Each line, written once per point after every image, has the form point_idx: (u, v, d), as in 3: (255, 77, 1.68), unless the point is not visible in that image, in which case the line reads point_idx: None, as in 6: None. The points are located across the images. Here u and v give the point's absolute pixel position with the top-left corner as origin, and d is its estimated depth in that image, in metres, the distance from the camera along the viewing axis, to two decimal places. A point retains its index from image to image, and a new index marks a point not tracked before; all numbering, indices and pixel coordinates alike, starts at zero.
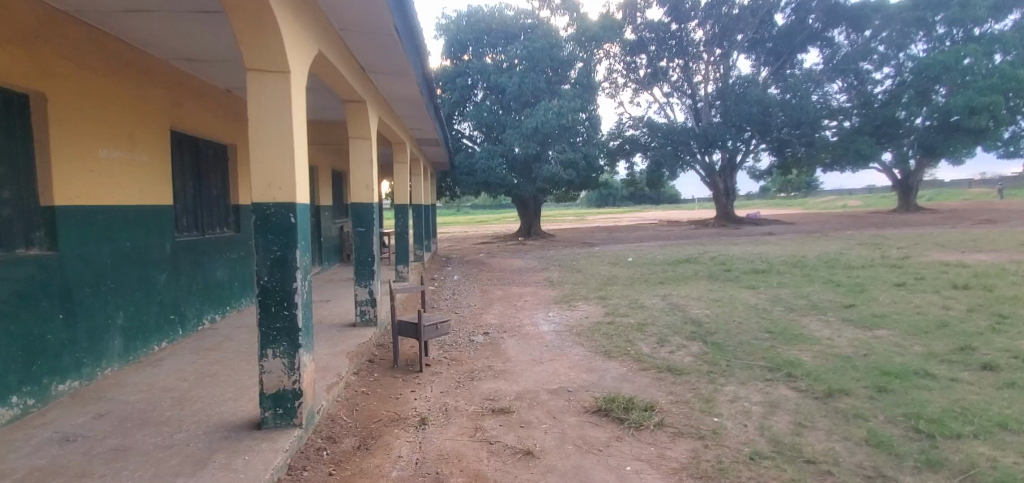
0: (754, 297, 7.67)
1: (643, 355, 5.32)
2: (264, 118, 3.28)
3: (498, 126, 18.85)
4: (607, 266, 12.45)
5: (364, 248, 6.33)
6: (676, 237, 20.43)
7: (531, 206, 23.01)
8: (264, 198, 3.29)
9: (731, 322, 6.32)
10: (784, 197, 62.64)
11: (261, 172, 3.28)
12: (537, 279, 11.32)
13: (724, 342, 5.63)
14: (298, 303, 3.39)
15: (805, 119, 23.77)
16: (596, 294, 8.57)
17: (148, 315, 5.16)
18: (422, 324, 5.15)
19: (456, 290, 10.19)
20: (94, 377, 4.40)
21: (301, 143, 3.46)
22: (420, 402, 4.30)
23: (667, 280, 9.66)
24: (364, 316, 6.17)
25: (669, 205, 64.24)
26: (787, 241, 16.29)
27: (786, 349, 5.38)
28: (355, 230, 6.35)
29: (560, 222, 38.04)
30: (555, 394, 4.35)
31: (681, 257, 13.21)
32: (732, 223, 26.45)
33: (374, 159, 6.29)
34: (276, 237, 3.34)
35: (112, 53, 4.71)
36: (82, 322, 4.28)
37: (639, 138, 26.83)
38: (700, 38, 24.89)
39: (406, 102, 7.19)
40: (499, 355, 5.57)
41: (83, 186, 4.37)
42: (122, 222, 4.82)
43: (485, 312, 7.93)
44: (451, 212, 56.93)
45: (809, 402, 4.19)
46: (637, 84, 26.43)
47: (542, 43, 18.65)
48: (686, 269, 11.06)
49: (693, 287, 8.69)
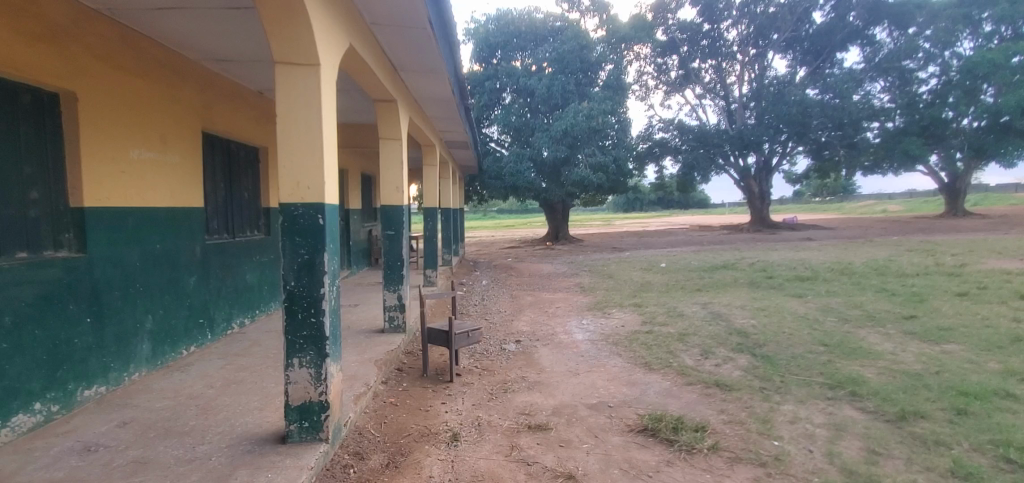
0: (802, 306, 7.21)
1: (687, 368, 4.98)
2: (293, 114, 3.09)
3: (526, 129, 18.62)
4: (640, 272, 12.05)
5: (393, 251, 6.15)
6: (709, 243, 19.79)
7: (559, 211, 22.65)
8: (291, 198, 3.09)
9: (781, 333, 5.90)
10: (820, 202, 60.61)
11: (289, 171, 3.09)
12: (568, 285, 11.01)
13: (775, 356, 5.24)
14: (326, 310, 3.18)
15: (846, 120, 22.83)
16: (630, 301, 8.23)
17: (178, 318, 5.08)
18: (454, 332, 4.93)
19: (486, 296, 9.97)
20: (122, 382, 4.33)
21: (330, 141, 3.26)
22: (451, 415, 4.06)
23: (705, 287, 9.23)
24: (392, 322, 5.97)
25: (698, 210, 62.90)
26: (828, 247, 15.57)
27: (845, 365, 4.96)
28: (384, 233, 6.20)
29: (587, 227, 37.62)
30: (595, 410, 4.05)
31: (716, 263, 12.73)
32: (768, 227, 25.53)
33: (404, 160, 6.11)
34: (304, 239, 3.13)
35: (145, 53, 4.66)
36: (110, 327, 4.21)
37: (669, 142, 26.36)
38: (734, 39, 24.32)
39: (437, 102, 6.99)
40: (533, 365, 5.30)
41: (114, 188, 4.30)
42: (152, 225, 4.74)
43: (516, 320, 7.67)
44: (478, 216, 56.97)
45: (879, 426, 3.79)
46: (668, 86, 25.94)
47: (572, 45, 18.35)
48: (724, 275, 10.60)
49: (735, 295, 8.25)
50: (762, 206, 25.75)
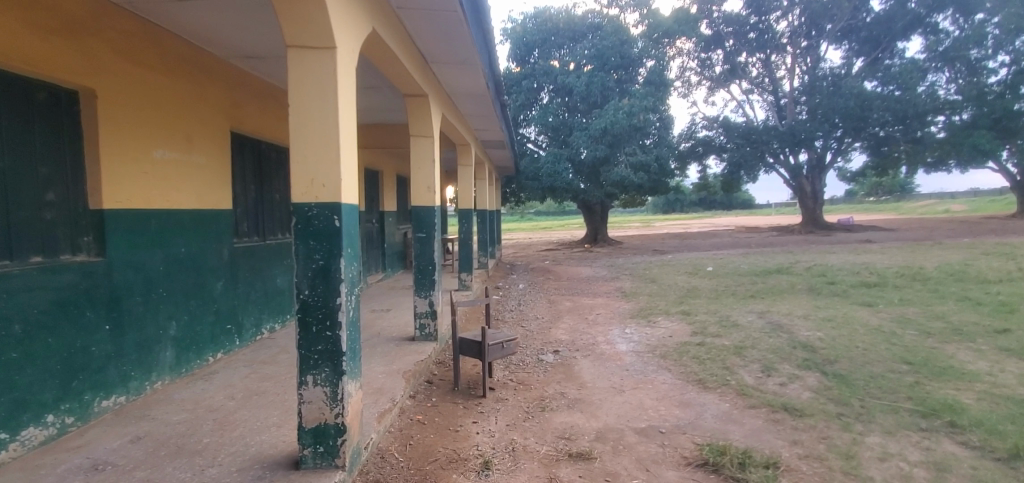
0: (874, 317, 6.48)
1: (747, 388, 4.45)
2: (308, 105, 2.77)
3: (565, 128, 18.14)
4: (685, 276, 11.39)
5: (424, 255, 5.81)
6: (758, 245, 18.76)
7: (597, 212, 22.02)
8: (304, 198, 2.76)
9: (854, 348, 5.25)
10: (874, 201, 57.36)
11: (303, 167, 2.76)
12: (608, 290, 10.48)
13: (850, 375, 4.63)
14: (343, 322, 2.84)
15: (912, 113, 21.34)
16: (677, 308, 7.66)
17: (203, 325, 4.90)
18: (487, 343, 4.53)
19: (522, 301, 9.58)
20: (143, 391, 4.16)
21: (348, 135, 2.93)
22: (483, 437, 3.67)
23: (759, 294, 8.53)
24: (423, 330, 5.65)
25: (743, 210, 60.66)
26: (893, 250, 14.41)
27: (936, 388, 4.30)
28: (415, 235, 5.87)
29: (626, 228, 36.95)
30: (645, 436, 3.59)
31: (769, 267, 11.92)
32: (821, 229, 24.07)
33: (437, 158, 5.79)
34: (318, 243, 2.78)
35: (168, 49, 4.49)
36: (129, 334, 4.04)
37: (713, 140, 25.37)
38: (783, 32, 23.17)
39: (470, 97, 6.62)
40: (573, 380, 4.87)
41: (136, 189, 4.13)
42: (177, 227, 4.57)
43: (554, 327, 7.24)
44: (516, 218, 56.79)
45: (990, 466, 3.19)
46: (712, 82, 24.95)
47: (612, 40, 17.73)
48: (778, 281, 9.84)
49: (794, 302, 7.55)
50: (814, 206, 24.30)
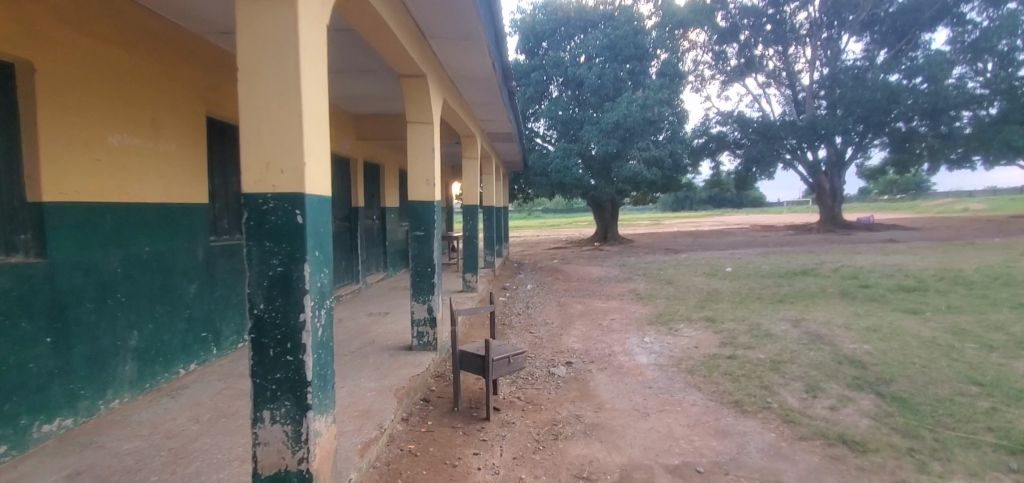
0: (923, 327, 5.83)
1: (793, 413, 3.84)
2: (263, 68, 2.17)
3: (575, 122, 17.48)
4: (704, 277, 10.75)
5: (423, 256, 5.22)
6: (776, 244, 18.03)
7: (608, 210, 21.32)
8: (258, 187, 2.18)
9: (909, 365, 4.63)
10: (891, 199, 56.02)
11: (256, 149, 2.17)
12: (622, 292, 9.86)
13: (911, 399, 4.02)
14: (308, 345, 2.25)
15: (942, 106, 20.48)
16: (700, 313, 7.04)
17: (173, 334, 4.36)
18: (491, 359, 3.94)
19: (531, 303, 9.00)
20: (96, 412, 3.62)
21: (317, 110, 2.33)
22: (486, 475, 3.09)
23: (788, 299, 7.89)
24: (421, 339, 5.08)
25: (754, 209, 59.66)
26: (922, 251, 13.65)
27: (1018, 417, 3.69)
28: (412, 233, 5.27)
29: (636, 226, 36.23)
30: (679, 477, 3.01)
31: (791, 268, 11.26)
32: (840, 227, 23.23)
33: (437, 148, 5.19)
34: (276, 245, 2.19)
35: (127, 20, 3.92)
36: (78, 347, 3.49)
37: (727, 136, 24.76)
38: (801, 24, 22.40)
39: (475, 81, 6.00)
40: (589, 399, 4.28)
41: (87, 179, 3.59)
42: (140, 224, 4.02)
43: (566, 334, 6.65)
44: (523, 216, 56.20)
45: None
46: (727, 76, 24.24)
47: (626, 29, 17.03)
48: (805, 284, 9.17)
49: (829, 309, 6.91)
50: (833, 204, 23.47)
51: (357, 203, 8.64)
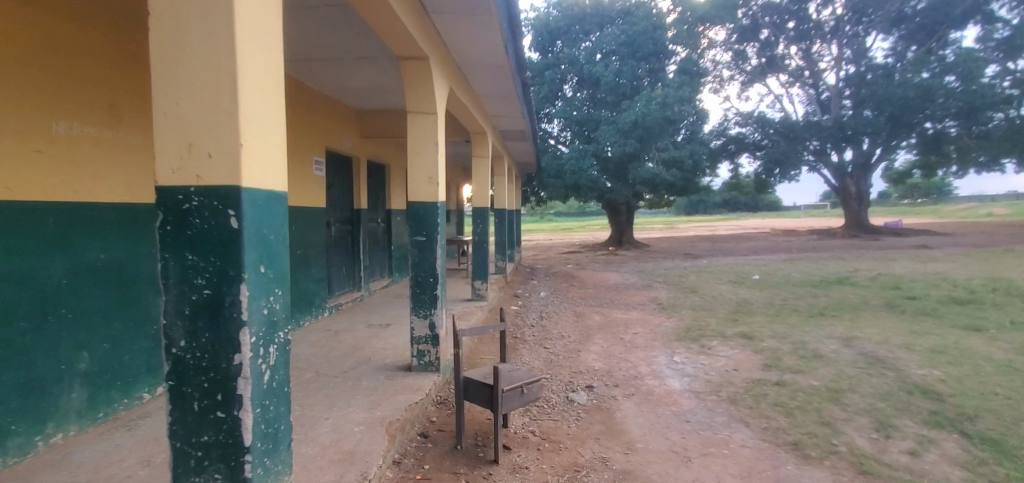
0: (997, 348, 5.10)
1: (868, 461, 3.17)
2: (185, 7, 1.56)
3: (590, 122, 16.88)
4: (731, 285, 10.02)
5: (424, 265, 4.55)
6: (802, 250, 17.17)
7: (623, 213, 20.62)
8: (177, 178, 1.58)
9: (995, 397, 3.93)
10: (914, 203, 54.39)
11: (176, 124, 1.58)
12: (643, 301, 9.17)
13: (1011, 443, 3.32)
14: (247, 398, 1.63)
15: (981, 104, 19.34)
16: (734, 328, 6.35)
17: (136, 353, 3.80)
18: (500, 390, 3.29)
19: (544, 313, 8.37)
20: (31, 449, 3.05)
21: (265, 73, 1.70)
22: None
23: (829, 312, 7.16)
24: (422, 359, 4.46)
25: (771, 213, 58.45)
26: (964, 258, 12.74)
27: None
28: (412, 239, 4.56)
29: (651, 230, 35.43)
30: None
31: (824, 276, 10.49)
32: (866, 232, 22.27)
33: (442, 141, 4.54)
34: (200, 259, 1.58)
35: None
36: (6, 373, 2.93)
37: (747, 138, 24.00)
38: (825, 21, 21.55)
39: (483, 67, 5.38)
40: (616, 435, 3.63)
41: (22, 175, 3.02)
42: (93, 227, 3.46)
43: (585, 350, 6.00)
44: (535, 219, 55.68)
45: None
46: (747, 76, 23.46)
47: (644, 25, 16.34)
48: (843, 295, 8.41)
49: (880, 324, 6.17)
50: (859, 208, 22.54)
51: (360, 205, 8.05)
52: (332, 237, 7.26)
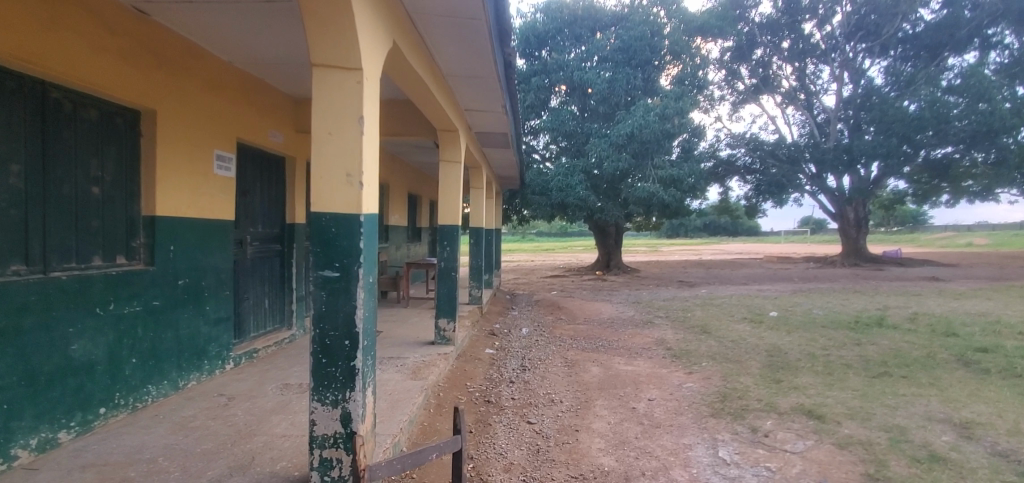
0: None
1: None
2: None
3: (581, 134, 15.50)
4: (749, 325, 8.44)
5: (335, 317, 2.69)
6: (805, 280, 15.85)
7: (612, 235, 19.12)
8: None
9: None
10: (894, 232, 54.51)
11: None
12: (648, 344, 7.52)
13: None
14: None
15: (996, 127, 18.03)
16: (786, 395, 4.71)
17: None
18: None
19: (528, 360, 6.65)
20: None
21: None
22: None
23: (896, 369, 5.58)
24: (325, 475, 2.66)
25: (752, 237, 58.20)
26: (994, 295, 11.47)
27: None
28: (316, 275, 2.69)
29: (636, 253, 34.13)
30: None
31: (853, 315, 8.98)
32: (865, 261, 21.18)
33: (372, 116, 2.78)
34: None
35: None
36: None
37: (737, 160, 22.91)
38: (822, 40, 20.65)
39: (448, 19, 3.68)
40: None
41: None
42: None
43: (585, 427, 4.26)
44: (516, 240, 54.11)
45: None
46: (740, 96, 22.38)
47: (642, 29, 15.02)
48: (894, 343, 6.85)
49: (980, 398, 4.60)
50: (857, 235, 21.47)
51: (295, 219, 6.26)
52: (245, 260, 5.44)
